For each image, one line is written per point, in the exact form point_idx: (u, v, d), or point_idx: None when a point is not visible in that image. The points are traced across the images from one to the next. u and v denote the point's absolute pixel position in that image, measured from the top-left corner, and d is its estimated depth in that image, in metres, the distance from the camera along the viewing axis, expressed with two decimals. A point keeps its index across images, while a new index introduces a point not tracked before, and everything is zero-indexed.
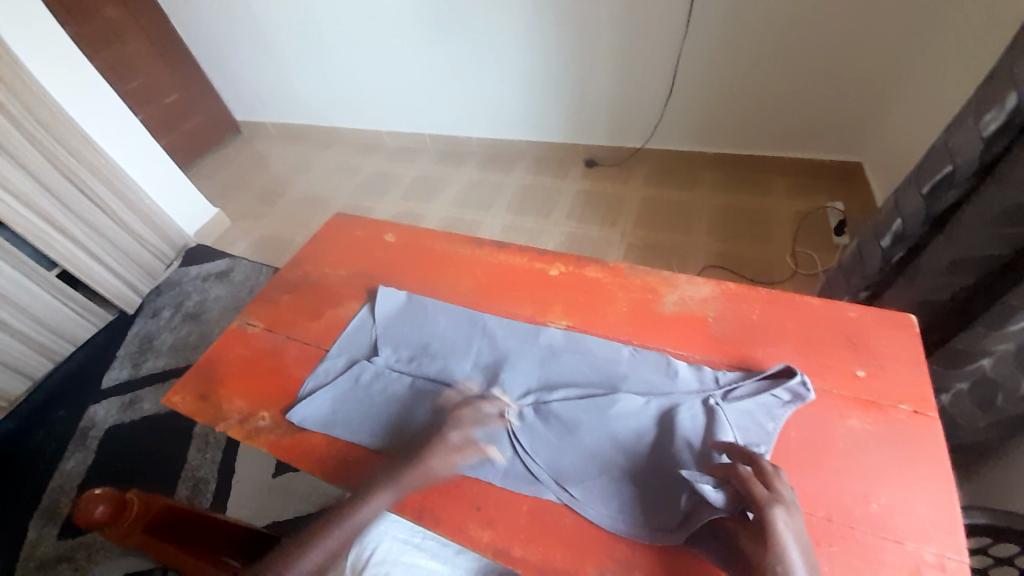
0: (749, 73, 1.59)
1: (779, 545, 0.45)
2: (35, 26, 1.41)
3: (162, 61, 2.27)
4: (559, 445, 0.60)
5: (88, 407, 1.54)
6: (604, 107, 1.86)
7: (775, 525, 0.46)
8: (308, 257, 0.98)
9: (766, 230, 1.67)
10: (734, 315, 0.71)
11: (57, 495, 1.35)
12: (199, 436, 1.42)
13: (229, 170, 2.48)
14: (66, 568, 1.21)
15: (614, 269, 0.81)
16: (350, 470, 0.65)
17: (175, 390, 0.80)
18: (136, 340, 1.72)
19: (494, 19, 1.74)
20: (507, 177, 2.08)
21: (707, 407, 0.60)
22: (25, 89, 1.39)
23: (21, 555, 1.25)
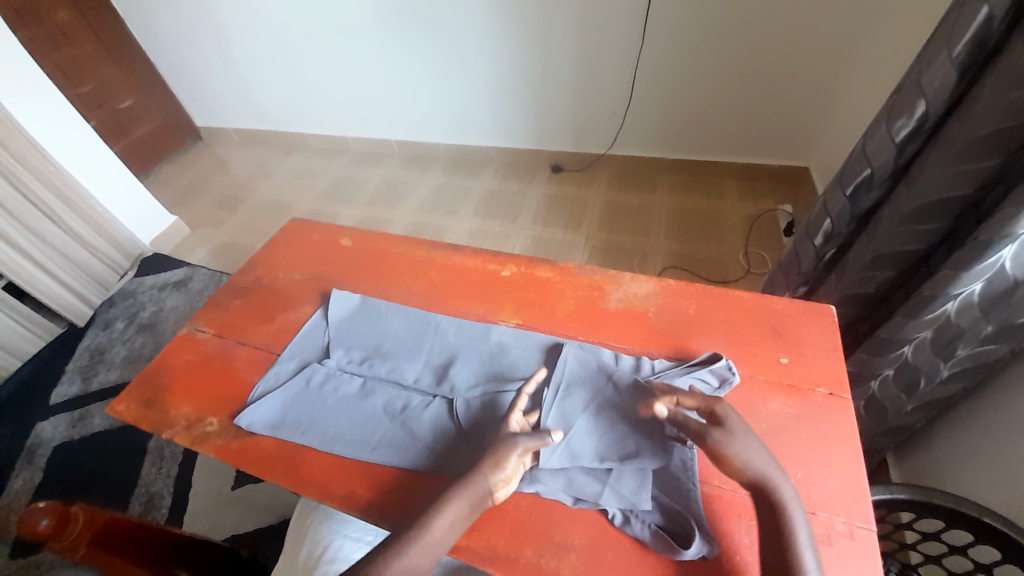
0: (702, 85, 1.68)
1: (794, 542, 0.47)
2: None
3: (113, 62, 2.19)
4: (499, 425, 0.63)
5: (31, 424, 1.48)
6: (566, 114, 1.91)
7: (792, 526, 0.47)
8: (262, 262, 0.98)
9: (719, 232, 1.75)
10: (673, 309, 0.75)
11: (2, 517, 1.28)
12: (154, 450, 1.38)
13: (187, 176, 2.41)
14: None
15: (563, 268, 0.84)
16: (297, 471, 0.65)
17: (120, 398, 0.78)
18: (86, 353, 1.65)
19: (458, 24, 1.76)
20: (473, 182, 2.10)
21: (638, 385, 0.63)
22: None
23: None
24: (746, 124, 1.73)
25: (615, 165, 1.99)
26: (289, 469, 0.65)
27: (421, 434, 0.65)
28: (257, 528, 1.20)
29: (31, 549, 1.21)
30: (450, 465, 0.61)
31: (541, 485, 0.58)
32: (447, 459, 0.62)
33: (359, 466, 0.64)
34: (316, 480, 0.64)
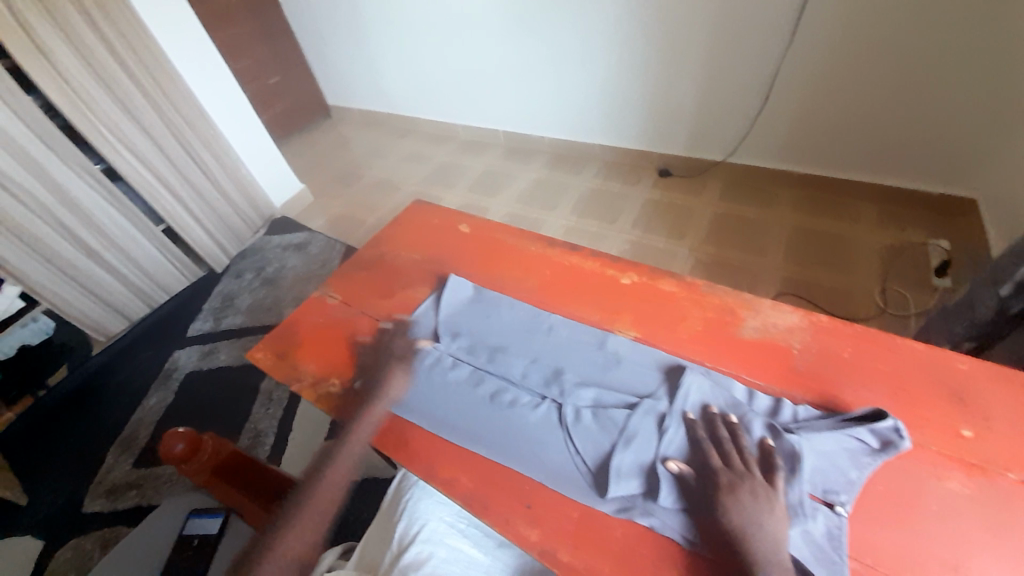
0: (854, 96, 1.47)
1: None
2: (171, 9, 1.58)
3: (268, 43, 2.46)
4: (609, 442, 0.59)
5: (172, 351, 1.72)
6: (685, 116, 1.79)
7: None
8: (386, 239, 1.03)
9: (851, 261, 1.54)
10: (823, 350, 0.66)
11: (134, 428, 1.51)
12: (264, 392, 1.53)
13: (314, 149, 2.65)
14: (134, 495, 1.35)
15: (689, 284, 0.78)
16: (407, 446, 0.67)
17: (258, 346, 0.86)
18: (219, 297, 1.88)
19: (581, 17, 1.72)
20: (574, 179, 2.06)
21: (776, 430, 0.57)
22: (153, 60, 1.54)
23: (101, 476, 1.41)
24: (903, 144, 1.50)
25: (733, 176, 1.84)
26: (399, 441, 0.68)
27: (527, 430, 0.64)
28: None
29: (152, 461, 1.42)
30: (555, 471, 0.59)
31: (655, 519, 0.54)
32: (554, 464, 0.60)
33: (465, 454, 0.64)
34: (421, 458, 0.65)
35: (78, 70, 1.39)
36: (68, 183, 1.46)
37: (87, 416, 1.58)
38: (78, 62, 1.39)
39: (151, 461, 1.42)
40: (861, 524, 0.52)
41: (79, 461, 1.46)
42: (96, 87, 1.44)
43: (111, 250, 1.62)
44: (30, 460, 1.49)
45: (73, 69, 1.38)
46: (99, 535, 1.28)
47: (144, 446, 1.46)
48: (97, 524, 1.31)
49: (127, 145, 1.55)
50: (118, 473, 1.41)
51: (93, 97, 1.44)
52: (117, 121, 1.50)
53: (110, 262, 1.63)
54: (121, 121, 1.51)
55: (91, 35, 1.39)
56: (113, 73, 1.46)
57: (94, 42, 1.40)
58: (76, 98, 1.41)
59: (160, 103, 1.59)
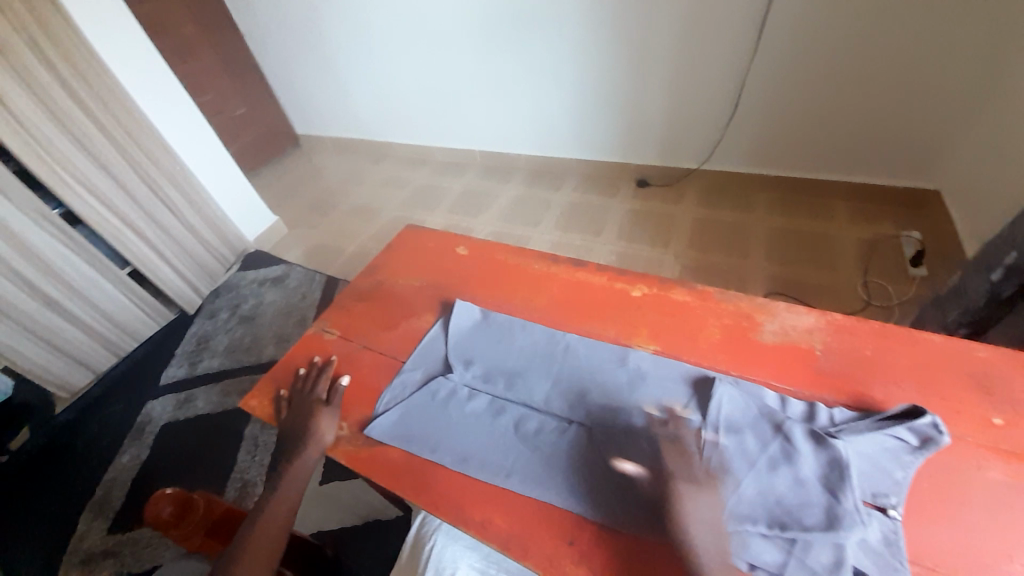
0: (819, 101, 1.53)
1: None
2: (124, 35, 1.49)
3: (232, 75, 2.40)
4: (647, 466, 0.57)
5: (144, 402, 1.61)
6: (659, 126, 1.82)
7: None
8: (380, 268, 0.99)
9: (829, 256, 1.57)
10: (844, 349, 0.66)
11: (107, 490, 1.39)
12: (249, 438, 1.43)
13: (286, 179, 2.58)
14: (111, 564, 1.23)
15: (701, 292, 0.77)
16: (432, 488, 0.63)
17: (253, 393, 0.81)
18: (194, 339, 1.78)
19: (551, 35, 1.74)
20: (554, 194, 2.06)
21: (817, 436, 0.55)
22: (110, 94, 1.45)
23: (70, 546, 1.28)
24: (869, 144, 1.56)
25: (709, 182, 1.87)
26: (421, 484, 0.63)
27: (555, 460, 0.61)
28: (341, 526, 1.18)
29: (129, 525, 1.30)
30: (596, 502, 0.56)
31: (710, 544, 0.51)
32: (594, 493, 0.57)
33: (495, 492, 0.61)
34: (447, 501, 0.61)
35: (32, 110, 1.31)
36: (24, 231, 1.36)
37: (51, 481, 1.44)
38: (30, 104, 1.30)
39: (129, 525, 1.30)
40: (914, 525, 0.51)
41: (44, 532, 1.33)
42: (51, 128, 1.35)
43: (71, 298, 1.51)
44: None
45: (26, 110, 1.30)
46: None
47: (119, 508, 1.35)
48: None
49: (88, 187, 1.46)
50: (91, 542, 1.28)
51: (49, 139, 1.36)
52: (76, 161, 1.42)
53: (71, 310, 1.52)
54: (81, 162, 1.43)
55: (43, 74, 1.31)
56: (73, 115, 1.38)
57: (48, 82, 1.32)
58: (31, 141, 1.33)
59: (123, 142, 1.51)
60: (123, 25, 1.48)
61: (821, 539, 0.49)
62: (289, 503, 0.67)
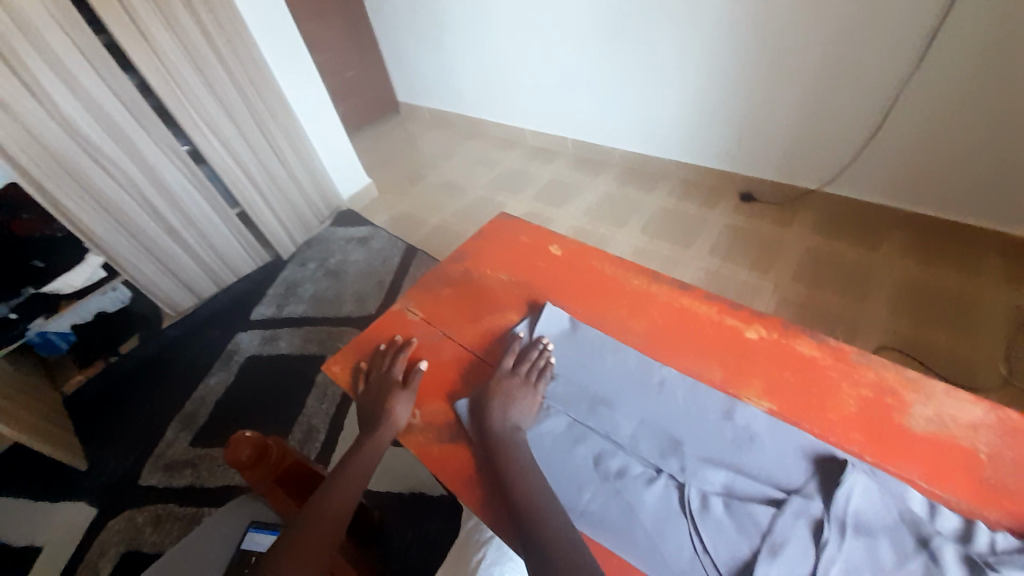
0: (994, 136, 1.27)
1: None
2: None
3: (350, 36, 2.48)
4: (747, 549, 0.49)
5: (235, 333, 1.74)
6: (784, 140, 1.62)
7: None
8: (470, 254, 0.96)
9: (968, 317, 1.33)
10: (1023, 460, 0.53)
11: (195, 406, 1.53)
12: (318, 387, 1.50)
13: (383, 144, 2.66)
14: (189, 474, 1.36)
15: (834, 349, 0.66)
16: (499, 507, 0.60)
17: (335, 358, 0.83)
18: (282, 284, 1.89)
19: (678, 25, 1.59)
20: (647, 196, 1.94)
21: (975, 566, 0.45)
22: (243, 45, 1.54)
23: (159, 450, 1.43)
24: None
25: (830, 208, 1.64)
26: (487, 496, 0.61)
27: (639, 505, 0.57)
28: (387, 493, 1.21)
29: (208, 442, 1.43)
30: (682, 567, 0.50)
31: None
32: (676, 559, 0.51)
33: None
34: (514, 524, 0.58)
35: (174, 53, 1.43)
36: (156, 163, 1.50)
37: (150, 388, 1.62)
38: (176, 46, 1.42)
39: (208, 442, 1.43)
40: None
41: (139, 433, 1.49)
42: (190, 72, 1.47)
43: (188, 230, 1.66)
44: (95, 426, 1.54)
45: (170, 51, 1.42)
46: (152, 512, 1.30)
47: (203, 424, 1.48)
48: (151, 500, 1.32)
49: (214, 130, 1.58)
50: (176, 450, 1.43)
51: (185, 80, 1.47)
52: (206, 105, 1.53)
53: (187, 241, 1.67)
54: (210, 106, 1.54)
55: (188, 20, 1.41)
56: (208, 59, 1.49)
57: (192, 27, 1.43)
58: (170, 82, 1.45)
59: (247, 92, 1.61)
60: None
61: None
62: (357, 482, 0.67)
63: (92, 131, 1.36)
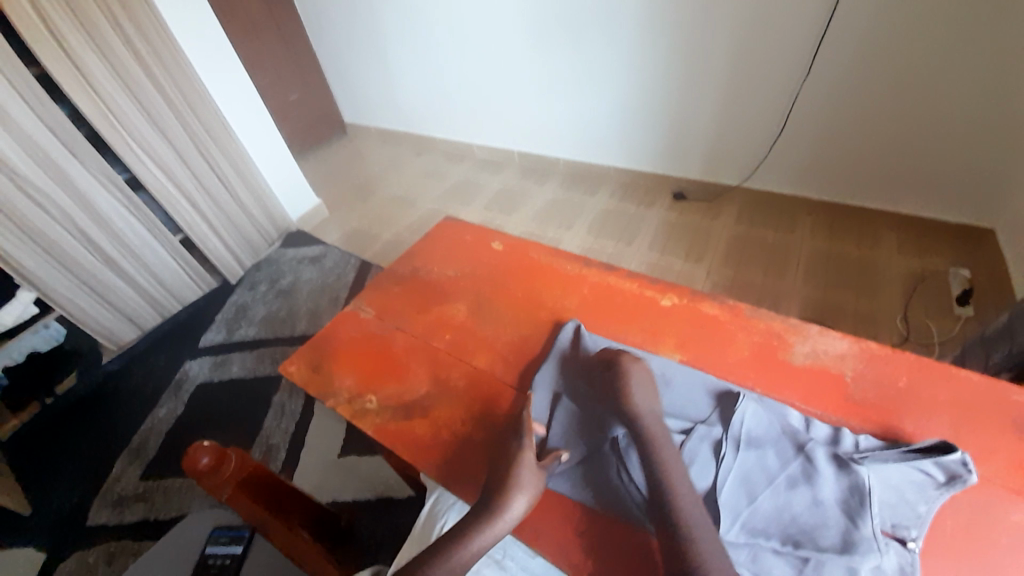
0: (874, 124, 1.46)
1: None
2: (194, 14, 1.58)
3: (290, 60, 2.50)
4: None
5: (184, 361, 1.70)
6: (703, 140, 1.79)
7: None
8: (419, 255, 1.03)
9: (872, 287, 1.51)
10: (878, 377, 0.65)
11: (145, 438, 1.48)
12: (276, 405, 1.50)
13: (331, 164, 2.67)
14: (141, 507, 1.31)
15: (733, 307, 0.77)
16: (456, 471, 0.67)
17: (292, 358, 0.86)
18: (233, 308, 1.87)
19: (600, 41, 1.74)
20: (589, 199, 2.07)
21: (841, 459, 0.55)
22: (178, 69, 1.55)
23: (106, 488, 1.38)
24: (927, 174, 1.48)
25: (749, 200, 1.83)
26: (445, 463, 0.68)
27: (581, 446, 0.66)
28: (356, 500, 1.23)
29: (161, 474, 1.39)
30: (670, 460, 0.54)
31: None
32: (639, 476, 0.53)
33: None
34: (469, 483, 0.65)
35: (108, 80, 1.41)
36: (91, 192, 1.47)
37: (93, 426, 1.55)
38: (109, 73, 1.41)
39: (160, 474, 1.39)
40: (932, 559, 0.50)
41: (83, 472, 1.43)
42: (126, 98, 1.46)
43: (127, 258, 1.62)
44: (34, 470, 1.46)
45: (103, 79, 1.40)
46: (103, 550, 1.24)
47: (153, 457, 1.43)
48: (102, 538, 1.27)
49: (153, 155, 1.56)
50: (126, 484, 1.38)
51: (118, 106, 1.45)
52: (142, 131, 1.52)
53: (126, 270, 1.63)
54: (147, 131, 1.53)
55: (122, 48, 1.42)
56: (142, 84, 1.48)
57: (126, 55, 1.43)
58: (104, 109, 1.43)
59: (186, 116, 1.60)
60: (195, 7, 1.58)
61: (833, 561, 0.49)
62: None
63: (21, 161, 1.32)
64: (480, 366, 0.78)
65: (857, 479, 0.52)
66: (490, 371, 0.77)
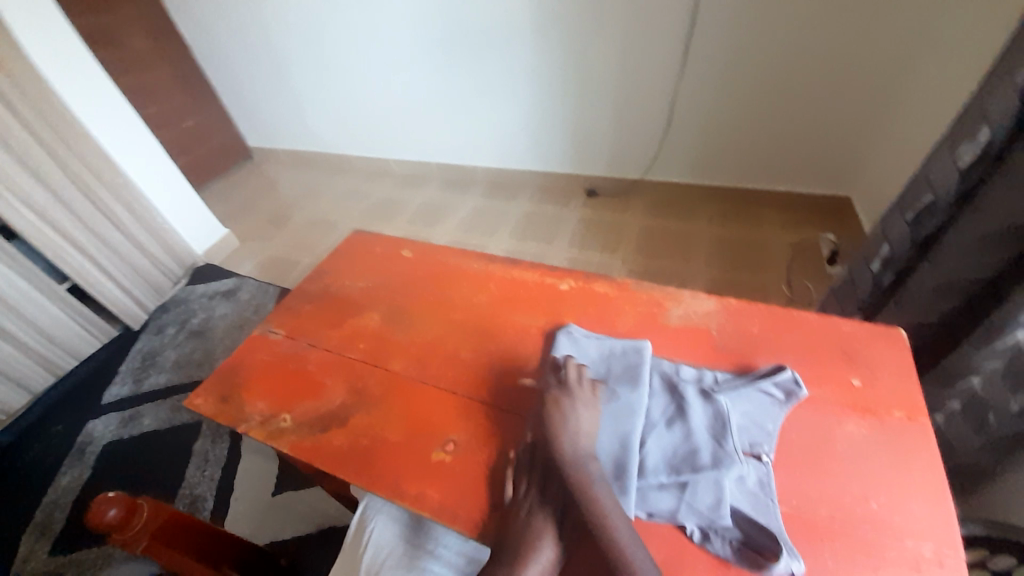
0: (744, 111, 1.67)
1: None
2: (66, 46, 1.47)
3: (181, 87, 2.37)
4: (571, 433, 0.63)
5: (85, 422, 1.53)
6: (605, 140, 1.93)
7: None
8: (328, 270, 1.03)
9: (762, 259, 1.70)
10: (736, 328, 0.76)
11: (49, 510, 1.32)
12: (199, 453, 1.40)
13: (239, 193, 2.54)
14: None
15: (621, 285, 0.86)
16: (372, 470, 0.68)
17: (197, 392, 0.83)
18: (139, 356, 1.72)
19: (500, 54, 1.83)
20: (510, 205, 2.14)
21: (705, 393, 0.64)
22: (50, 106, 1.43)
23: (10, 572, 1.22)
24: (789, 152, 1.71)
25: (651, 193, 1.99)
26: (363, 466, 0.69)
27: (501, 435, 0.69)
28: (296, 536, 1.19)
29: (72, 546, 1.24)
30: None
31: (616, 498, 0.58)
32: None
33: (436, 470, 0.67)
34: (391, 475, 0.67)
35: None
36: None
37: None
38: None
39: (70, 546, 1.24)
40: (782, 469, 0.59)
41: None
42: None
43: (4, 316, 1.44)
44: None
45: None
46: None
47: (62, 529, 1.28)
48: None
49: (25, 200, 1.42)
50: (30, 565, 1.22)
51: None
52: (11, 174, 1.37)
53: (5, 328, 1.45)
54: (18, 175, 1.39)
55: None
56: (7, 124, 1.34)
57: None
58: None
59: (63, 155, 1.47)
60: (63, 36, 1.46)
61: (706, 480, 0.56)
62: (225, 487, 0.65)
63: None
64: (395, 370, 0.81)
65: (720, 404, 0.62)
66: (406, 373, 0.80)
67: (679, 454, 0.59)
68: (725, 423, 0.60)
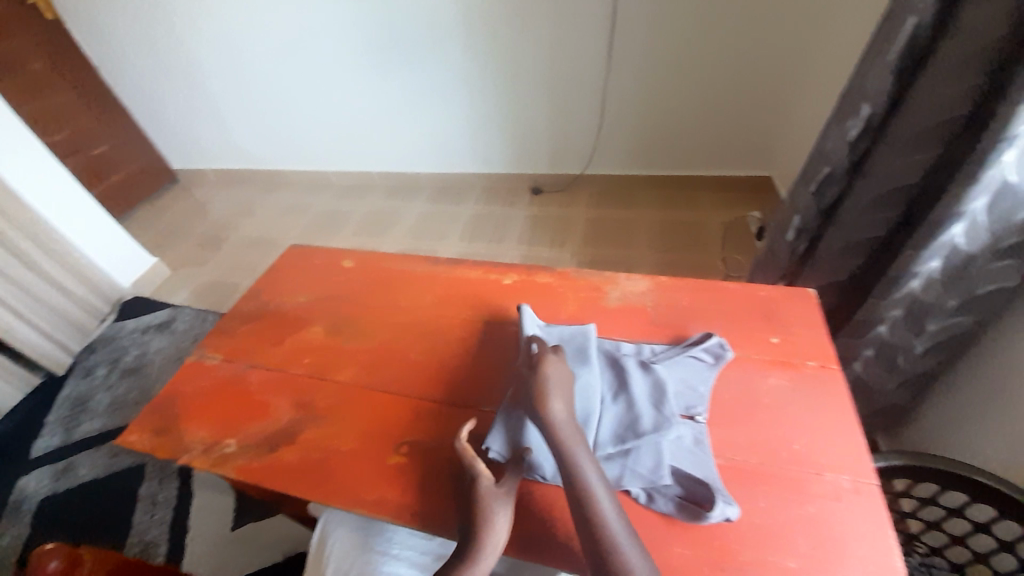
0: (667, 102, 1.76)
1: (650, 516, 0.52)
2: None
3: (90, 111, 2.20)
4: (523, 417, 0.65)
5: (18, 477, 1.40)
6: (543, 137, 1.97)
7: None
8: (267, 288, 1.00)
9: (699, 240, 1.80)
10: (669, 303, 0.81)
11: None
12: (146, 497, 1.31)
13: (166, 219, 2.38)
14: None
15: (562, 273, 0.89)
16: (327, 482, 0.67)
17: (131, 429, 0.78)
18: (66, 403, 1.58)
19: (431, 59, 1.83)
20: (458, 208, 2.13)
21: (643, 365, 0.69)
22: None
23: None
24: (711, 137, 1.82)
25: (591, 186, 2.06)
26: (318, 480, 0.67)
27: (455, 430, 0.70)
28: (261, 567, 1.14)
29: None
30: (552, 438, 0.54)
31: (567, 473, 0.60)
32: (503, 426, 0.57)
33: (393, 473, 0.67)
34: (348, 485, 0.66)
35: None
36: None
37: None
38: None
39: None
40: (717, 426, 0.64)
41: None
42: None
43: None
44: None
45: None
46: None
47: None
48: None
49: None
50: None
51: None
52: None
53: None
54: None
55: None
56: None
57: None
58: None
59: None
60: None
61: (648, 445, 0.60)
62: None
63: None
64: (345, 380, 0.80)
65: (658, 373, 0.66)
66: (357, 381, 0.79)
67: (623, 423, 0.62)
68: (661, 390, 0.64)
